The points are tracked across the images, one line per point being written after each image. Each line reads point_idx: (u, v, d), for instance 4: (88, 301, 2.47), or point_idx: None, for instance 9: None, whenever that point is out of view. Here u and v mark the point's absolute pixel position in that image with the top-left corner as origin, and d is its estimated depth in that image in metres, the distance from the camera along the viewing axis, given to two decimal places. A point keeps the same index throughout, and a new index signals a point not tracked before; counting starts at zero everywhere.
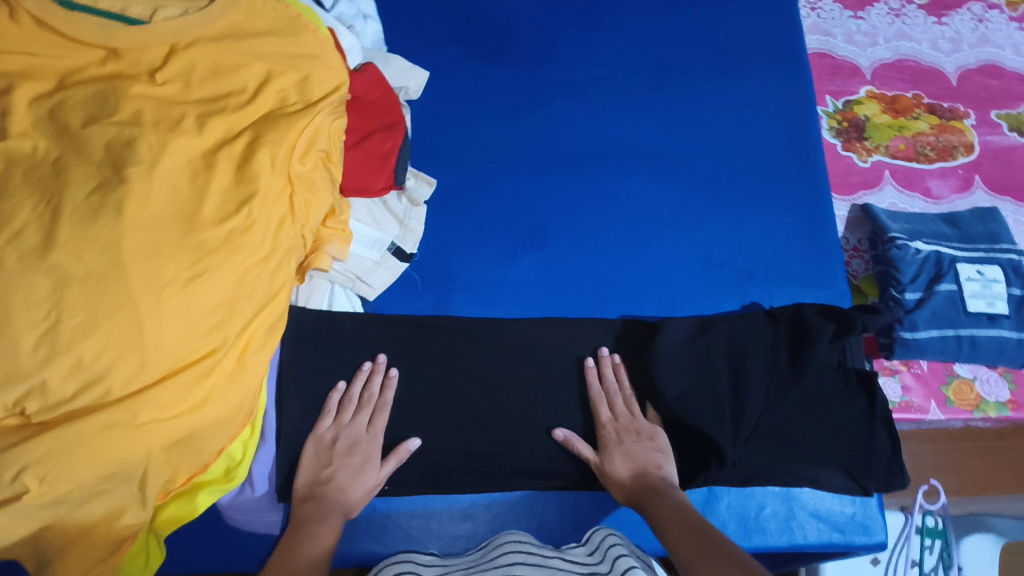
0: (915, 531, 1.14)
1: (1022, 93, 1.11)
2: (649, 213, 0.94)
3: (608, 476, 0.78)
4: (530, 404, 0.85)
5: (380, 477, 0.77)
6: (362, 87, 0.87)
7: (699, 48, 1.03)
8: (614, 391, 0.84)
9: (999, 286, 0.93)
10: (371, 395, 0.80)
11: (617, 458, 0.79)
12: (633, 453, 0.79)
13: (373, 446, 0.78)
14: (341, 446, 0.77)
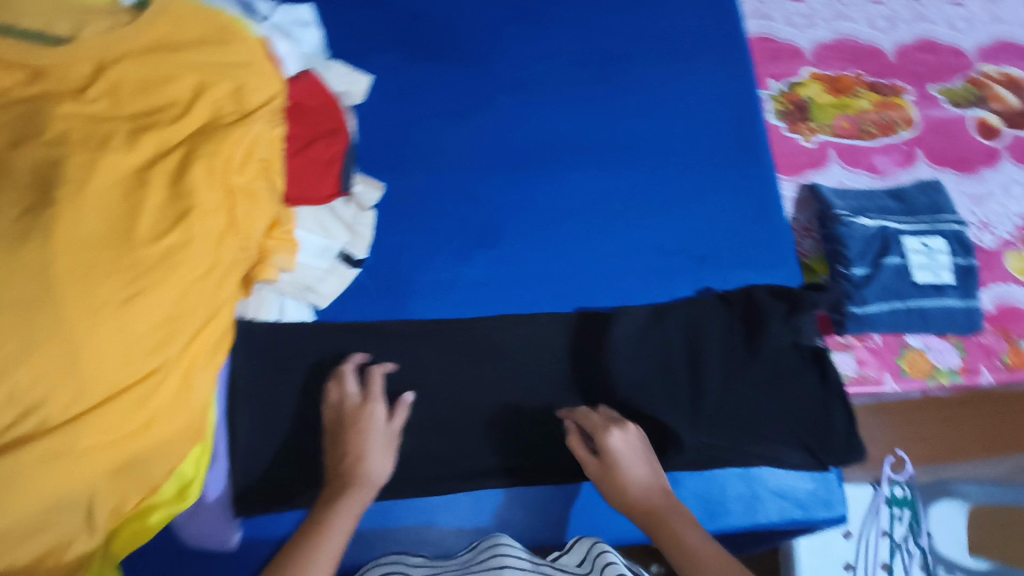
0: (883, 502, 1.17)
1: (957, 67, 1.14)
2: (601, 205, 0.94)
3: (618, 496, 0.74)
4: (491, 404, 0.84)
5: (392, 435, 0.75)
6: (300, 95, 0.86)
7: (638, 39, 1.04)
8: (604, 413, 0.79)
9: (943, 256, 0.95)
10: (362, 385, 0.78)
11: (624, 476, 0.74)
12: (638, 472, 0.74)
13: (376, 407, 0.75)
14: (347, 426, 0.75)
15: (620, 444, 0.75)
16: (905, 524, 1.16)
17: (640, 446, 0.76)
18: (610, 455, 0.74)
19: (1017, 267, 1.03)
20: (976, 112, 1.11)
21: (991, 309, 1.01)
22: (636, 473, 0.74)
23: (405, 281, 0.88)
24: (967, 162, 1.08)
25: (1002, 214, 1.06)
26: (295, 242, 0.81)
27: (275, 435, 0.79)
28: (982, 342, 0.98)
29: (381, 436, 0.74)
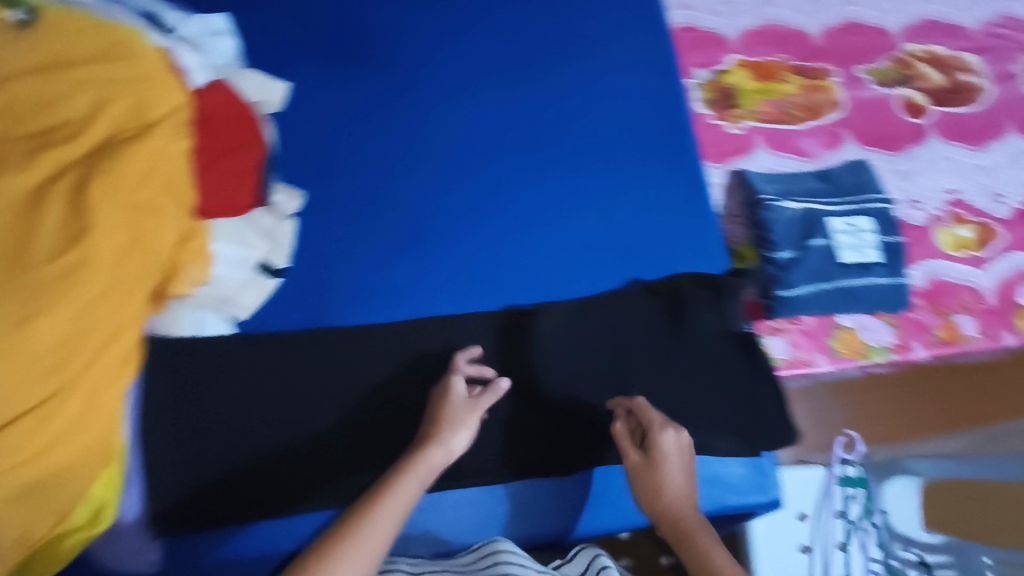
0: (836, 482, 1.16)
1: (884, 47, 1.15)
2: (526, 202, 0.94)
3: (648, 493, 0.75)
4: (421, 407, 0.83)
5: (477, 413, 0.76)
6: (212, 105, 0.85)
7: (562, 34, 1.03)
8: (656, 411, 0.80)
9: (870, 235, 0.95)
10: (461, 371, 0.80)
11: (664, 477, 0.75)
12: (676, 478, 0.75)
13: (455, 383, 0.78)
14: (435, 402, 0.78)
15: (671, 445, 0.76)
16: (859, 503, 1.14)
17: (687, 451, 0.77)
18: (658, 452, 0.76)
19: (947, 242, 1.04)
20: (903, 91, 1.12)
21: (923, 284, 1.01)
22: (673, 480, 0.75)
23: (326, 291, 0.87)
24: (894, 141, 1.09)
25: (931, 189, 1.07)
26: (209, 254, 0.80)
27: (195, 450, 0.78)
28: (914, 317, 0.99)
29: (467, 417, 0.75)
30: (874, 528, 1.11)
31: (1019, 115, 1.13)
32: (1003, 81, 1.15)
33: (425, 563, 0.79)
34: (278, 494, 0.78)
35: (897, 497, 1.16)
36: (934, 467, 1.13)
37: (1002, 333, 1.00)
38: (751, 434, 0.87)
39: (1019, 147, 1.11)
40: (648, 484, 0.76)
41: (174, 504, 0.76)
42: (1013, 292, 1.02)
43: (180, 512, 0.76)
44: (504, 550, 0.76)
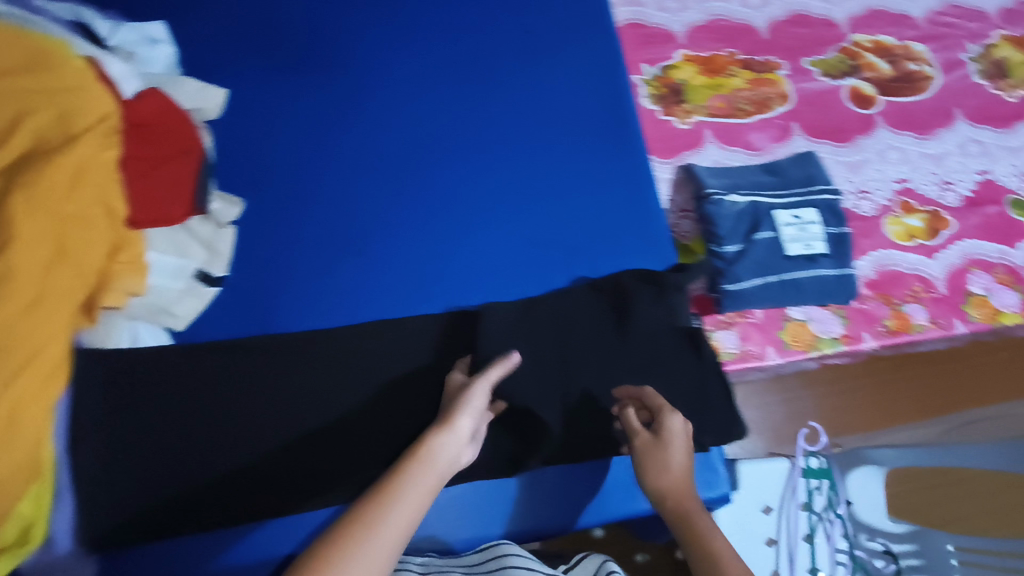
0: (799, 474, 1.17)
1: (830, 39, 1.15)
2: (471, 202, 0.94)
3: (651, 472, 0.76)
4: (365, 413, 0.82)
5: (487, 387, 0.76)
6: (146, 114, 0.82)
7: (508, 32, 1.02)
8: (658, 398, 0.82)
9: (816, 227, 0.95)
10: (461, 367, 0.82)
11: (670, 456, 0.76)
12: (678, 460, 0.76)
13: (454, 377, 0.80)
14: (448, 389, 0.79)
15: (677, 427, 0.77)
16: (824, 494, 1.17)
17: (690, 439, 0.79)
18: (667, 432, 0.77)
19: (896, 232, 1.04)
20: (851, 81, 1.13)
21: (871, 275, 1.01)
22: (678, 461, 0.76)
23: (268, 297, 0.87)
24: (843, 132, 1.09)
25: (880, 179, 1.07)
26: (145, 265, 0.79)
27: (135, 460, 0.77)
28: (863, 308, 0.99)
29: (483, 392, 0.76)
30: (839, 518, 1.15)
31: (967, 102, 1.14)
32: (950, 69, 1.16)
33: (434, 563, 0.78)
34: (222, 501, 0.78)
35: (862, 486, 1.19)
36: (894, 455, 1.15)
37: (953, 321, 1.00)
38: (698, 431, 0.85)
39: (967, 135, 1.12)
40: (651, 463, 0.76)
41: (116, 514, 0.76)
42: (962, 280, 1.03)
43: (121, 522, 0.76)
44: (513, 553, 0.76)
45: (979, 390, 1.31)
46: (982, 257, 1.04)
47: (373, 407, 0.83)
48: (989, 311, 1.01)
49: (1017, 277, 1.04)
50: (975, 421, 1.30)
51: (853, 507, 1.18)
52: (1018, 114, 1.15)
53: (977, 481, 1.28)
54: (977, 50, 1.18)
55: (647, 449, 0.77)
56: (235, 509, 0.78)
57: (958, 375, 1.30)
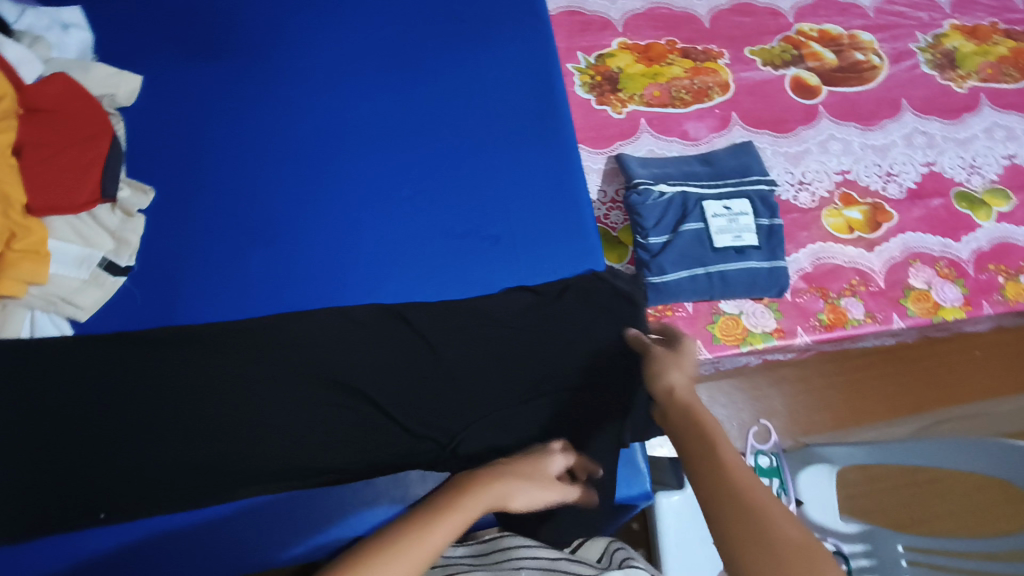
0: None
1: (774, 27, 1.13)
2: (390, 189, 0.92)
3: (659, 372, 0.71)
4: (283, 418, 0.79)
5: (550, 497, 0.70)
6: (48, 99, 0.79)
7: (434, 20, 1.00)
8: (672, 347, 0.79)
9: (747, 218, 0.94)
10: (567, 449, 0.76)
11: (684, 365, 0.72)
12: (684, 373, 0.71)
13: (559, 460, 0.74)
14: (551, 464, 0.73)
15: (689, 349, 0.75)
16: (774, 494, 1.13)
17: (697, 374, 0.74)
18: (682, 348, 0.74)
19: (835, 224, 1.01)
20: (794, 71, 1.10)
21: (807, 268, 0.99)
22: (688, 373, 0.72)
23: (177, 286, 0.85)
24: (785, 122, 1.07)
25: (819, 171, 1.04)
26: (47, 253, 0.77)
27: (37, 456, 0.74)
28: (798, 302, 0.96)
29: (539, 496, 0.68)
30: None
31: (914, 92, 1.11)
32: (898, 59, 1.13)
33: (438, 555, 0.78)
34: (138, 501, 0.75)
35: (814, 486, 1.13)
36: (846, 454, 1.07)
37: (891, 315, 0.97)
38: (634, 433, 0.83)
39: (914, 126, 1.09)
40: (661, 367, 0.72)
41: (12, 508, 0.73)
42: (903, 273, 0.99)
43: (20, 517, 0.73)
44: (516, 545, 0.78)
45: (948, 390, 1.25)
46: (923, 251, 1.01)
47: (291, 411, 0.79)
48: (929, 305, 0.98)
49: (960, 271, 1.00)
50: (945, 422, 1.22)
51: (805, 506, 1.11)
52: (968, 105, 1.12)
53: (942, 485, 1.23)
54: (927, 39, 1.16)
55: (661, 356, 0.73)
56: (151, 506, 0.75)
57: (925, 373, 1.24)
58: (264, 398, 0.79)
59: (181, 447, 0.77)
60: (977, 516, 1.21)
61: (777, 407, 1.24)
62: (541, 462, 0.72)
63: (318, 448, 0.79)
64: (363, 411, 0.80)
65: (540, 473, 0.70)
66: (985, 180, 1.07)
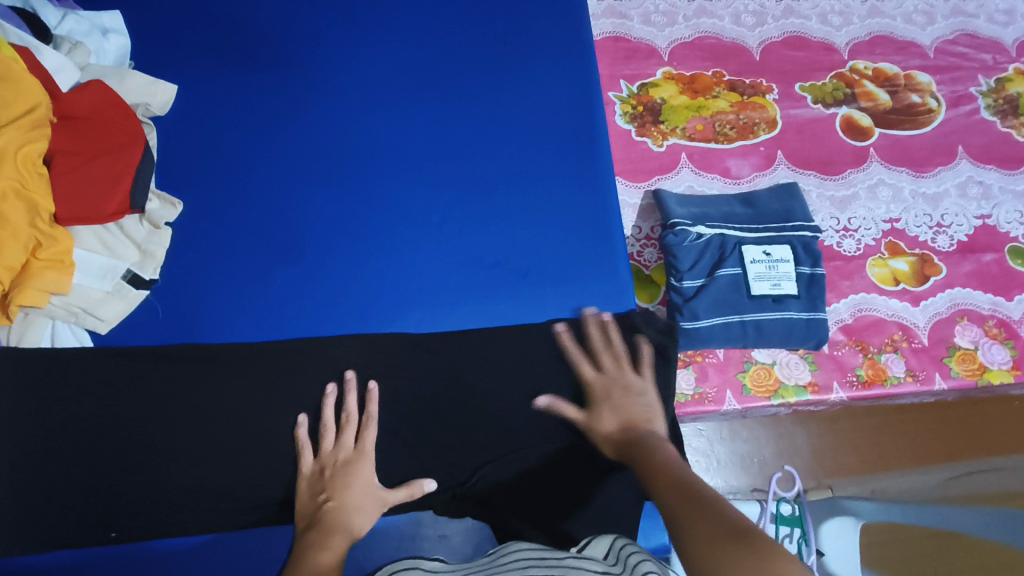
0: (768, 519, 1.06)
1: (828, 63, 1.09)
2: (418, 212, 0.89)
3: (599, 416, 0.77)
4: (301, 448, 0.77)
5: (381, 497, 0.74)
6: (82, 107, 0.79)
7: (475, 41, 0.98)
8: (601, 349, 0.83)
9: (787, 266, 0.90)
10: (353, 413, 0.78)
11: (604, 413, 0.77)
12: (608, 420, 0.77)
13: (354, 457, 0.76)
14: (332, 471, 0.74)
15: (619, 373, 0.80)
16: (795, 543, 1.04)
17: (647, 395, 0.78)
18: (604, 381, 0.80)
19: (880, 275, 0.97)
20: (845, 111, 1.06)
21: (847, 319, 0.94)
22: (632, 409, 0.77)
23: (200, 302, 0.83)
24: (833, 164, 1.02)
25: (866, 218, 1.00)
26: (72, 263, 0.76)
27: (51, 466, 0.74)
28: (835, 355, 0.92)
29: (374, 511, 0.73)
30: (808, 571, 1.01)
31: (972, 139, 1.06)
32: (956, 103, 1.08)
33: (445, 568, 0.71)
34: (147, 519, 0.74)
35: (836, 538, 1.06)
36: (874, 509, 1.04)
37: (933, 375, 0.92)
38: None
39: (969, 175, 1.04)
40: (600, 406, 0.78)
41: (27, 522, 0.72)
42: (948, 331, 0.95)
43: (35, 532, 0.73)
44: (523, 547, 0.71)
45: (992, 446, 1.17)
46: (971, 308, 0.96)
47: (314, 442, 0.78)
48: (974, 367, 0.93)
49: (1009, 331, 0.95)
50: (979, 473, 1.14)
51: (825, 558, 1.04)
52: None
53: None
54: (989, 83, 1.10)
55: (603, 393, 0.79)
56: (159, 525, 0.74)
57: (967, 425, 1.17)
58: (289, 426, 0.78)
59: (195, 468, 0.75)
60: None
61: (801, 446, 1.16)
62: (345, 470, 0.75)
63: None
64: (387, 446, 0.79)
65: (361, 497, 0.73)
66: None
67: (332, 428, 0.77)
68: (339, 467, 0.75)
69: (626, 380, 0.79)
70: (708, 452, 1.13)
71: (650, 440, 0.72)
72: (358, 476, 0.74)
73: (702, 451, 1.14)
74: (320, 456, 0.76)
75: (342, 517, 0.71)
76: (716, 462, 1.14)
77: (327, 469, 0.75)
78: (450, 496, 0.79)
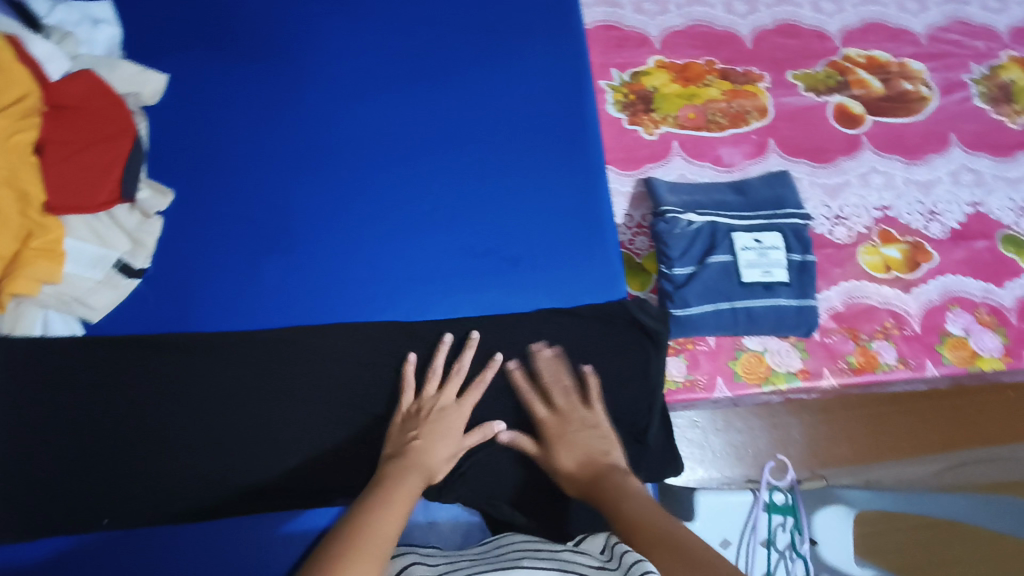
0: (761, 509, 1.04)
1: (820, 51, 1.09)
2: (408, 201, 0.89)
3: (559, 455, 0.75)
4: (290, 433, 0.77)
5: (461, 449, 0.75)
6: (72, 96, 0.78)
7: (464, 29, 0.98)
8: (551, 383, 0.80)
9: (778, 253, 0.90)
10: (460, 363, 0.80)
11: (562, 453, 0.75)
12: (565, 459, 0.75)
13: (445, 404, 0.77)
14: (426, 414, 0.76)
15: (574, 406, 0.78)
16: (788, 532, 1.04)
17: (601, 431, 0.76)
18: (559, 418, 0.77)
19: (871, 262, 0.97)
20: (837, 98, 1.06)
21: (838, 307, 0.94)
22: (588, 444, 0.75)
23: (191, 292, 0.83)
24: (824, 152, 1.02)
25: (858, 205, 1.00)
26: (62, 252, 0.76)
27: (43, 455, 0.74)
28: (826, 342, 0.92)
29: (453, 458, 0.74)
30: (801, 559, 1.03)
31: (965, 126, 1.06)
32: (949, 90, 1.08)
33: (441, 554, 0.73)
34: (140, 506, 0.75)
35: (829, 527, 1.06)
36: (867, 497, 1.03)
37: (925, 362, 0.92)
38: (647, 473, 0.82)
39: (962, 162, 1.04)
40: (557, 445, 0.76)
41: (19, 510, 0.73)
42: (940, 318, 0.95)
43: (27, 520, 0.73)
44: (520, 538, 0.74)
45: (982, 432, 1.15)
46: (963, 295, 0.96)
47: (301, 430, 0.78)
48: (966, 354, 0.93)
49: (1001, 318, 0.95)
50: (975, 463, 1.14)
51: (818, 547, 1.05)
52: (1021, 142, 1.06)
53: (968, 534, 1.14)
54: (981, 70, 1.10)
55: (556, 432, 0.76)
56: (153, 512, 0.75)
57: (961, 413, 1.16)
58: (278, 416, 0.78)
59: (184, 455, 0.76)
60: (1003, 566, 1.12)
61: (794, 436, 1.13)
62: (439, 414, 0.76)
63: (324, 467, 0.77)
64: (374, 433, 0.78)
65: (446, 441, 0.74)
66: None
67: (436, 375, 0.79)
68: (434, 411, 0.76)
69: (578, 415, 0.77)
70: (701, 443, 1.11)
71: (614, 478, 0.71)
72: (451, 423, 0.76)
73: (695, 442, 1.12)
74: (419, 398, 0.78)
75: (426, 457, 0.71)
76: (712, 453, 1.12)
77: (421, 412, 0.76)
78: (440, 484, 0.78)
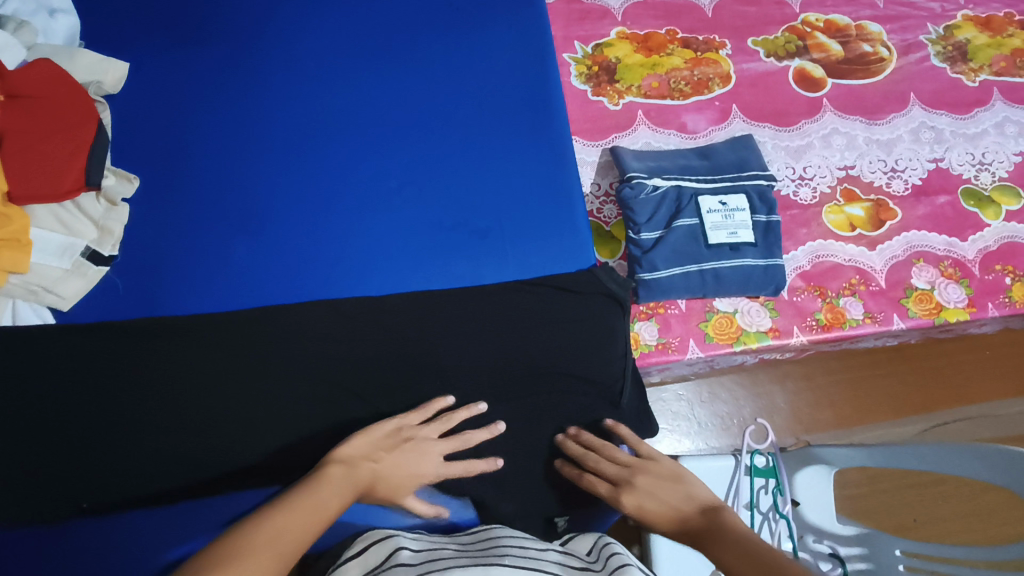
0: (744, 471, 1.00)
1: (780, 17, 1.10)
2: (375, 178, 0.89)
3: (649, 513, 0.73)
4: (263, 409, 0.77)
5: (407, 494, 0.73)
6: (29, 84, 0.79)
7: (427, 6, 0.98)
8: (599, 464, 0.76)
9: (743, 214, 0.92)
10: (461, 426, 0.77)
11: (648, 513, 0.72)
12: (653, 510, 0.72)
13: (424, 447, 0.74)
14: (405, 445, 0.74)
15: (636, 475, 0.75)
16: (770, 494, 1.00)
17: (680, 482, 0.75)
18: (627, 484, 0.75)
19: (836, 222, 0.98)
20: (797, 62, 1.07)
21: (805, 266, 0.96)
22: (669, 497, 0.73)
23: (160, 276, 0.83)
24: (787, 115, 1.04)
25: (821, 166, 1.02)
26: (28, 242, 0.75)
27: (15, 443, 0.73)
28: (794, 301, 0.94)
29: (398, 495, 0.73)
30: (784, 519, 0.97)
31: (923, 85, 1.08)
32: (907, 51, 1.10)
33: (425, 538, 0.73)
34: (115, 487, 0.74)
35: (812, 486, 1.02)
36: None
37: (892, 316, 0.94)
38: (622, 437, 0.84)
39: (922, 120, 1.06)
40: (636, 505, 0.73)
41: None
42: (905, 273, 0.96)
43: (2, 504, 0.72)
44: (503, 534, 0.73)
45: (962, 389, 1.16)
46: (927, 250, 0.98)
47: (270, 407, 0.77)
48: (932, 306, 0.94)
49: (965, 271, 0.97)
50: (953, 422, 1.15)
51: (801, 507, 1.01)
52: (979, 99, 1.08)
53: (947, 490, 1.16)
54: (937, 31, 1.12)
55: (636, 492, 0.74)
56: (128, 492, 0.74)
57: (940, 371, 1.17)
58: (249, 396, 0.77)
59: (157, 435, 0.75)
60: (983, 519, 1.14)
61: (778, 404, 1.15)
62: (406, 454, 0.73)
63: (297, 445, 0.77)
64: (352, 406, 0.78)
65: (402, 476, 0.72)
66: (994, 177, 1.03)
67: (446, 424, 0.76)
68: (417, 448, 0.74)
69: (654, 470, 0.76)
70: (689, 415, 1.14)
71: (712, 519, 0.69)
72: (416, 463, 0.73)
73: (682, 415, 1.14)
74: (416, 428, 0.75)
75: (374, 473, 0.70)
76: (699, 424, 1.14)
77: (400, 441, 0.73)
78: None
